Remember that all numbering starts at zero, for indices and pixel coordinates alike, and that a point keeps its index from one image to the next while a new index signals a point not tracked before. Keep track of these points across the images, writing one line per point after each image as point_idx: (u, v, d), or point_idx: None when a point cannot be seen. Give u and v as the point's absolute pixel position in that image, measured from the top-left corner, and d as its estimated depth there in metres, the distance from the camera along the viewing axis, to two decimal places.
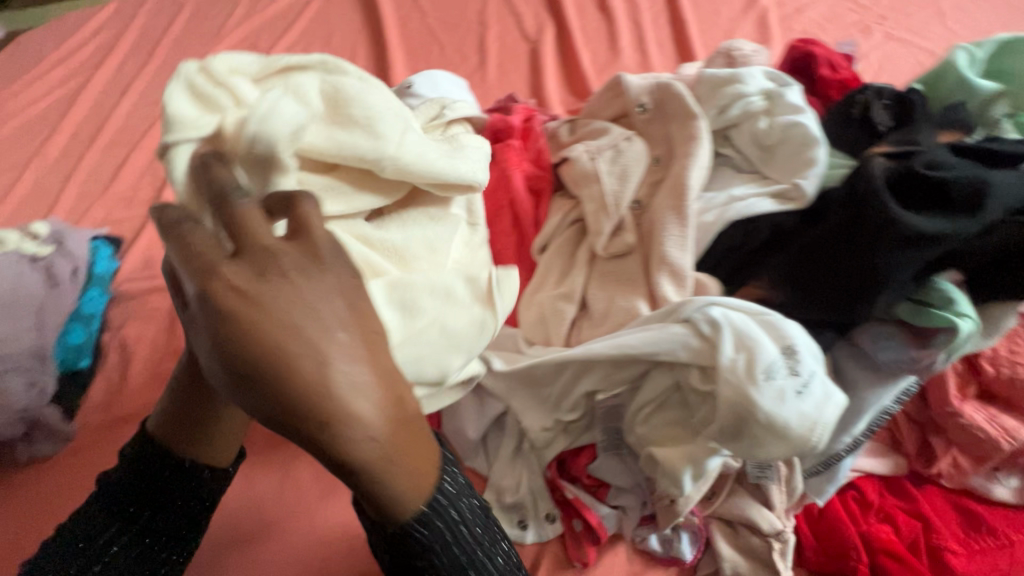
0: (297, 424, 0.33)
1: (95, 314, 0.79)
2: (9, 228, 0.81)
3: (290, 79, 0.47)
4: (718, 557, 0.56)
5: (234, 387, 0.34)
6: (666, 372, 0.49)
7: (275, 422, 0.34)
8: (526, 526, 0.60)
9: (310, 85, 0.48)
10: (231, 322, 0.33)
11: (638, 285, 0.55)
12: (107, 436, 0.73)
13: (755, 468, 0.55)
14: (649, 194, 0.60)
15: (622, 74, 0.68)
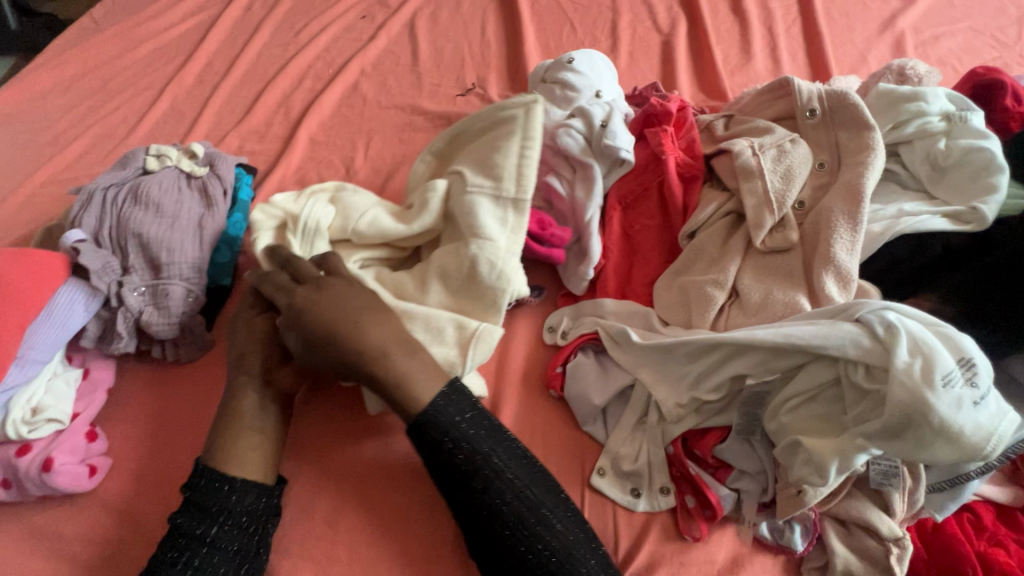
0: (371, 365, 0.55)
1: (237, 238, 0.84)
2: (170, 145, 0.88)
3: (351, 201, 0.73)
4: (830, 552, 0.58)
5: (342, 368, 0.57)
6: (826, 366, 0.52)
7: (361, 374, 0.56)
8: (639, 495, 0.62)
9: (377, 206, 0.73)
10: (328, 313, 0.56)
11: (798, 281, 0.58)
12: None
13: (880, 474, 0.57)
14: (813, 197, 0.62)
15: (791, 77, 0.69)
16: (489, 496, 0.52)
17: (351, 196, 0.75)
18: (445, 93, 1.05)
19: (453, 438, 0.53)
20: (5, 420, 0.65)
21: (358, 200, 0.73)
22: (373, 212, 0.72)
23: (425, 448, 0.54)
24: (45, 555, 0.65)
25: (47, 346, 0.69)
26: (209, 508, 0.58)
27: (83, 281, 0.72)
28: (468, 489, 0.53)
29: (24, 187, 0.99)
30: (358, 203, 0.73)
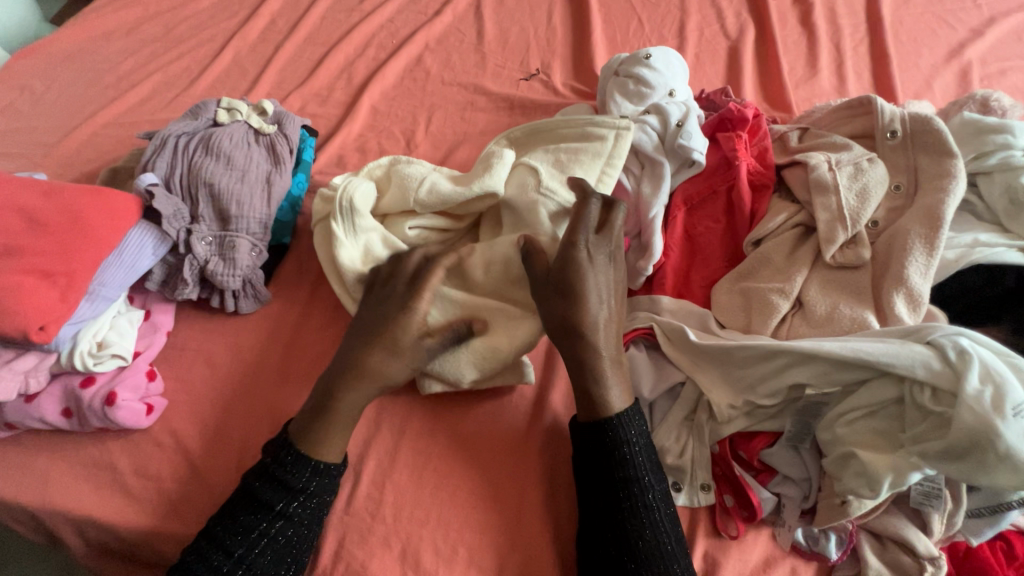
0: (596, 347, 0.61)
1: (298, 199, 0.87)
2: (241, 100, 0.89)
3: (405, 170, 0.76)
4: (863, 563, 0.59)
5: (562, 336, 0.62)
6: (891, 384, 0.53)
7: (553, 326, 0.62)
8: (679, 489, 0.64)
9: (432, 174, 0.75)
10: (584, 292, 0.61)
11: (865, 298, 0.59)
12: (296, 307, 0.80)
13: (920, 494, 0.59)
14: (887, 218, 0.63)
15: (873, 96, 0.69)
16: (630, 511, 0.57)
17: (398, 165, 0.77)
18: (508, 75, 1.06)
19: (632, 457, 0.59)
20: (73, 351, 0.67)
21: (413, 170, 0.75)
22: (430, 180, 0.73)
23: (597, 451, 0.59)
24: (98, 483, 0.68)
25: (117, 284, 0.71)
26: (292, 484, 0.58)
27: (152, 226, 0.74)
28: (617, 503, 0.57)
29: (87, 126, 1.00)
30: (414, 173, 0.75)
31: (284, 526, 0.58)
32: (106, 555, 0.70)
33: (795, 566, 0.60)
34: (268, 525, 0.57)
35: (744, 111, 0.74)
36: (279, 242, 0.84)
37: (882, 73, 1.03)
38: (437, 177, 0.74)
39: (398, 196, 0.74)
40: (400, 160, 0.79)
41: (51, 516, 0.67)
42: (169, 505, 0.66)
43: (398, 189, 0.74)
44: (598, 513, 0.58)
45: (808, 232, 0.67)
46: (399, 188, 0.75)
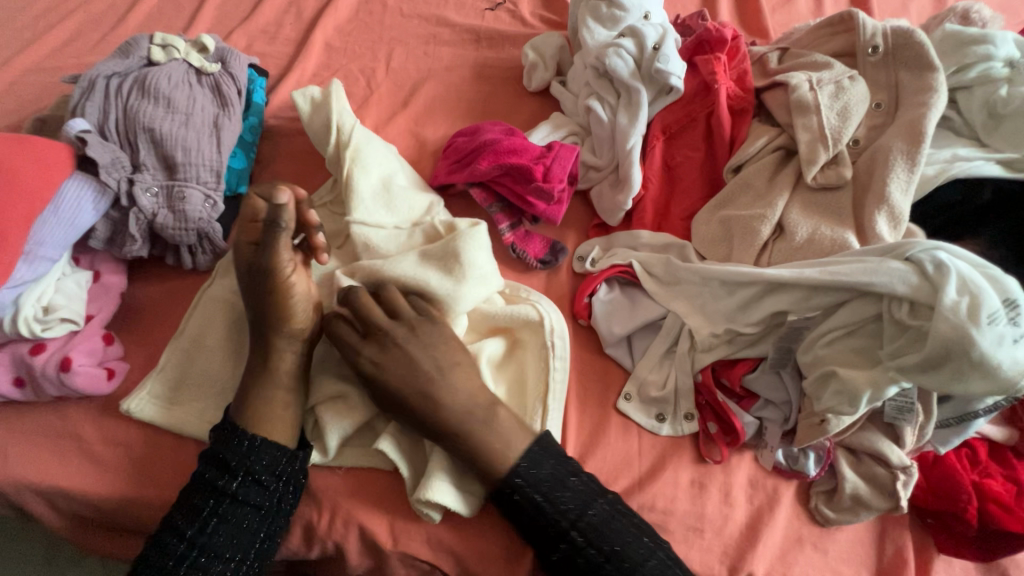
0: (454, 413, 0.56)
1: (252, 144, 0.81)
2: (178, 36, 0.81)
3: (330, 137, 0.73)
4: (840, 477, 0.61)
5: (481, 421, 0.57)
6: (870, 302, 0.54)
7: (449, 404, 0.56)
8: (663, 420, 0.64)
9: (342, 127, 0.72)
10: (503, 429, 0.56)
11: (846, 219, 0.59)
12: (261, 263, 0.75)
13: (893, 409, 0.60)
14: (868, 136, 0.62)
15: (855, 11, 0.66)
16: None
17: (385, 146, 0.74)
18: (472, 6, 0.98)
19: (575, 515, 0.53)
20: (17, 317, 0.62)
21: (337, 129, 0.72)
22: (344, 133, 0.71)
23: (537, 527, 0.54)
24: (62, 452, 0.64)
25: (56, 243, 0.65)
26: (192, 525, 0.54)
27: (91, 177, 0.67)
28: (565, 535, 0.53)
29: (5, 74, 0.90)
30: (336, 135, 0.71)
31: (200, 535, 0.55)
32: (81, 524, 0.67)
33: (775, 486, 0.62)
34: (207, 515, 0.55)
35: (722, 30, 0.71)
36: (235, 192, 0.77)
37: None
38: (334, 141, 0.72)
39: (339, 187, 0.74)
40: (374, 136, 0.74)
41: (16, 489, 0.64)
42: (140, 469, 0.63)
43: (337, 156, 0.72)
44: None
45: (789, 155, 0.66)
46: (332, 155, 0.72)
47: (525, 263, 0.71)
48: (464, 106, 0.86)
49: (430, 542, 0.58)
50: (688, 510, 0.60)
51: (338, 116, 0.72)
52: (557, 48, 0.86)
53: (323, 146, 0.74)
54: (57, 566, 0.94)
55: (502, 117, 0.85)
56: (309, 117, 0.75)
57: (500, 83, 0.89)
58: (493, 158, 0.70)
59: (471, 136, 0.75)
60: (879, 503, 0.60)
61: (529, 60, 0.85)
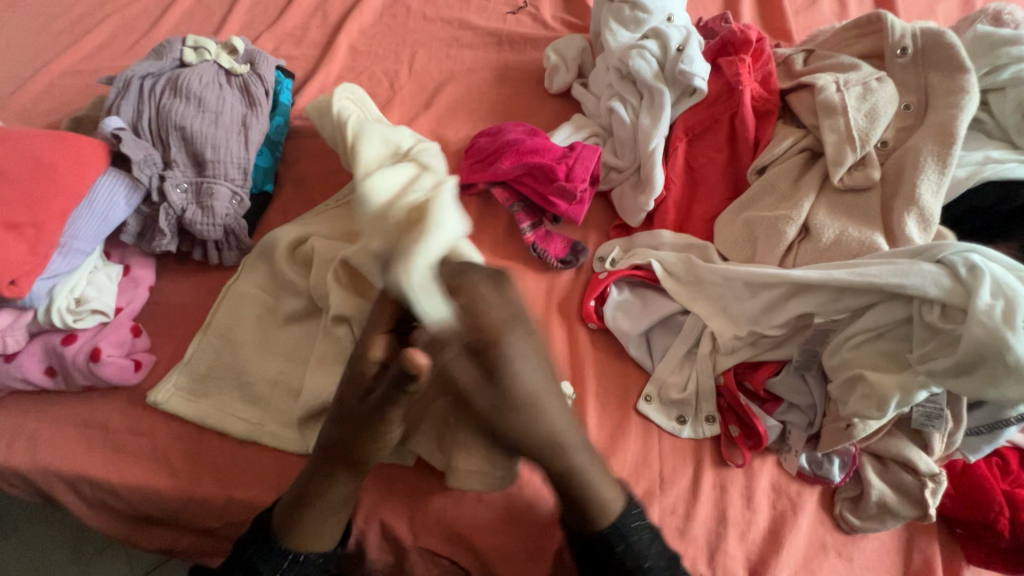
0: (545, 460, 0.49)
1: (279, 143, 0.82)
2: (208, 38, 0.83)
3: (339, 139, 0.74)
4: (866, 484, 0.60)
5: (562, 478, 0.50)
6: (899, 305, 0.53)
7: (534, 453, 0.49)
8: (684, 422, 0.64)
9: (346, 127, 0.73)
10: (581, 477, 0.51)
11: (874, 221, 0.58)
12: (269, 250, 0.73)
13: (922, 415, 0.59)
14: (897, 138, 0.61)
15: (882, 12, 0.66)
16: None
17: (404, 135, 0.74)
18: (494, 9, 0.99)
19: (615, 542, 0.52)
20: (50, 308, 0.64)
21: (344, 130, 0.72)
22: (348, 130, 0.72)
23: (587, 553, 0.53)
24: (91, 443, 0.66)
25: (89, 237, 0.67)
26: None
27: (123, 173, 0.69)
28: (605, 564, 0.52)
29: (42, 75, 0.93)
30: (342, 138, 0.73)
31: None
32: (108, 515, 0.69)
33: (799, 491, 0.61)
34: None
35: (746, 32, 0.71)
36: (261, 190, 0.79)
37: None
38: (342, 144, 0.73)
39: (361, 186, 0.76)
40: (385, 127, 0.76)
41: (46, 477, 0.65)
42: (166, 461, 0.64)
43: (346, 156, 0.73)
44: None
45: (815, 157, 0.65)
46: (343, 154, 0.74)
47: (546, 263, 0.71)
48: (486, 108, 0.87)
49: (451, 539, 0.59)
50: (709, 513, 0.59)
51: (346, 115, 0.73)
52: (580, 50, 0.86)
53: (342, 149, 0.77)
54: (81, 557, 0.96)
55: (523, 119, 0.85)
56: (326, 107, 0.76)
57: (522, 85, 0.89)
58: (515, 158, 0.70)
59: (494, 136, 0.75)
60: (907, 510, 0.58)
61: (551, 63, 0.86)
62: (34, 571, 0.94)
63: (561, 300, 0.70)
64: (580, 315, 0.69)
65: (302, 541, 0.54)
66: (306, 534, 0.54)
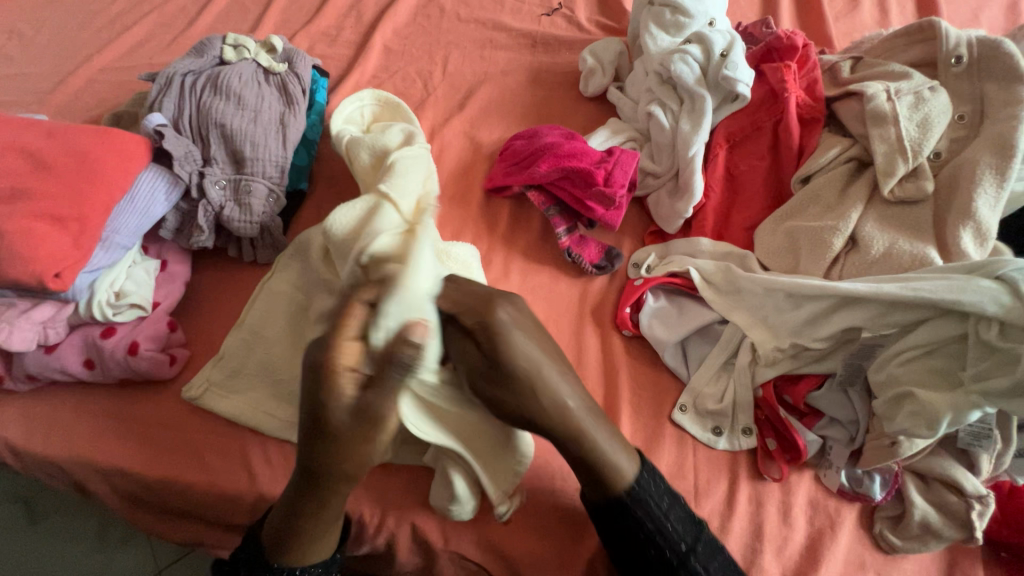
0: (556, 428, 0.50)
1: (314, 142, 0.83)
2: (248, 37, 0.84)
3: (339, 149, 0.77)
4: (908, 503, 0.58)
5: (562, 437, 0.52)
6: (953, 321, 0.51)
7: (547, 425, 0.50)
8: (720, 433, 0.62)
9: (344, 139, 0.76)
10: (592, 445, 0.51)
11: (926, 234, 0.57)
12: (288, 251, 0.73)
13: (968, 434, 0.57)
14: (950, 149, 0.60)
15: (935, 19, 0.64)
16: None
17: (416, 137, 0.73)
18: (529, 11, 0.99)
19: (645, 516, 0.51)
20: (91, 301, 0.65)
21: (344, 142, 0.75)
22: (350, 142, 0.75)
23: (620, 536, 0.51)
24: (125, 435, 0.66)
25: (130, 232, 0.67)
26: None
27: (164, 169, 0.70)
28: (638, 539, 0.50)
29: (83, 70, 0.94)
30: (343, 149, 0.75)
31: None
32: (139, 506, 0.69)
33: (837, 508, 0.59)
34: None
35: (793, 39, 0.69)
36: (296, 188, 0.79)
37: (926, 3, 0.96)
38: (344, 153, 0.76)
39: None
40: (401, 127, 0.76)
41: (81, 468, 0.66)
42: (198, 456, 0.65)
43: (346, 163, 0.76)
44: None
45: (862, 167, 0.64)
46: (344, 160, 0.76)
47: (580, 267, 0.71)
48: (520, 110, 0.87)
49: (480, 545, 0.58)
50: (745, 527, 0.58)
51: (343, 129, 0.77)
52: (616, 54, 0.85)
53: None
54: (106, 546, 0.97)
55: (557, 122, 0.85)
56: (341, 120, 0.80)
57: (556, 88, 0.89)
58: (554, 162, 0.70)
59: (529, 138, 0.75)
60: (951, 532, 0.57)
61: (587, 66, 0.85)
62: (60, 558, 0.96)
63: (594, 306, 0.69)
64: (613, 322, 0.68)
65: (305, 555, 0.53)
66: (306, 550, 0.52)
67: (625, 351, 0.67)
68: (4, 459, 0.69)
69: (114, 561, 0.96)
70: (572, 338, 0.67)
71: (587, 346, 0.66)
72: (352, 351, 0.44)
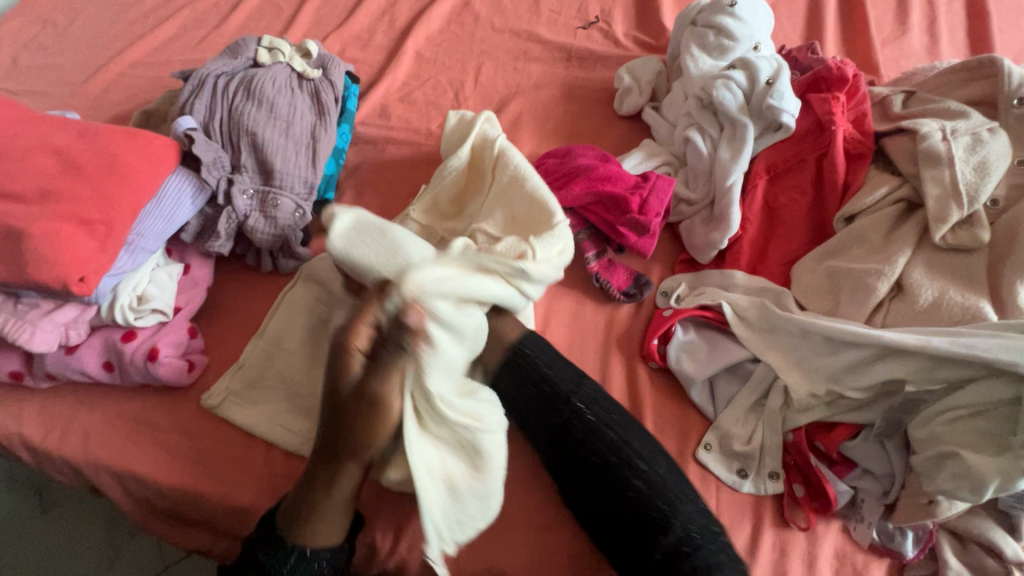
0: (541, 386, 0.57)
1: (342, 150, 0.82)
2: (283, 40, 0.83)
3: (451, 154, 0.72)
4: (943, 564, 0.55)
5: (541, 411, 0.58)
6: (1006, 383, 0.49)
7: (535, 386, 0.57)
8: (745, 475, 0.60)
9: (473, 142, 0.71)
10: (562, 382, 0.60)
11: (978, 285, 0.54)
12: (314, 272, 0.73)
13: (1012, 497, 0.54)
14: (1008, 196, 0.57)
15: (997, 56, 0.61)
16: (625, 481, 0.52)
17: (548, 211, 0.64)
18: (565, 23, 0.97)
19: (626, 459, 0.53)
20: (114, 304, 0.64)
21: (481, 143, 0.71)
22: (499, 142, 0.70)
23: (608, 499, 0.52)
24: (140, 439, 0.65)
25: (156, 236, 0.67)
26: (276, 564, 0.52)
27: (191, 173, 0.69)
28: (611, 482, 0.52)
29: (115, 64, 0.94)
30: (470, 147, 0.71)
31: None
32: (150, 511, 0.69)
33: (867, 562, 0.56)
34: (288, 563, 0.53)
35: (843, 69, 0.67)
36: (323, 196, 0.78)
37: (978, 33, 0.92)
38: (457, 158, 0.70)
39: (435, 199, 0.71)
40: (523, 164, 0.68)
41: (94, 470, 0.65)
42: (210, 464, 0.64)
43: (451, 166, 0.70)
44: (594, 495, 0.53)
45: (910, 208, 0.61)
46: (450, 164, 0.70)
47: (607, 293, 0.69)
48: (552, 126, 0.85)
49: None
50: None
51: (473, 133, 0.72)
52: (654, 73, 0.83)
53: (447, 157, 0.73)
54: (115, 539, 0.97)
55: (590, 140, 0.83)
56: (449, 132, 0.74)
57: (589, 104, 0.87)
58: (587, 184, 0.68)
59: (563, 158, 0.73)
60: None
61: (623, 84, 0.83)
62: (69, 547, 0.96)
63: (620, 333, 0.67)
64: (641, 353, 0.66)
65: (312, 536, 0.53)
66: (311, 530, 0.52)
67: (651, 383, 0.65)
68: (19, 455, 0.69)
69: (121, 555, 0.96)
70: (596, 367, 0.65)
71: (611, 376, 0.64)
72: (367, 339, 0.49)
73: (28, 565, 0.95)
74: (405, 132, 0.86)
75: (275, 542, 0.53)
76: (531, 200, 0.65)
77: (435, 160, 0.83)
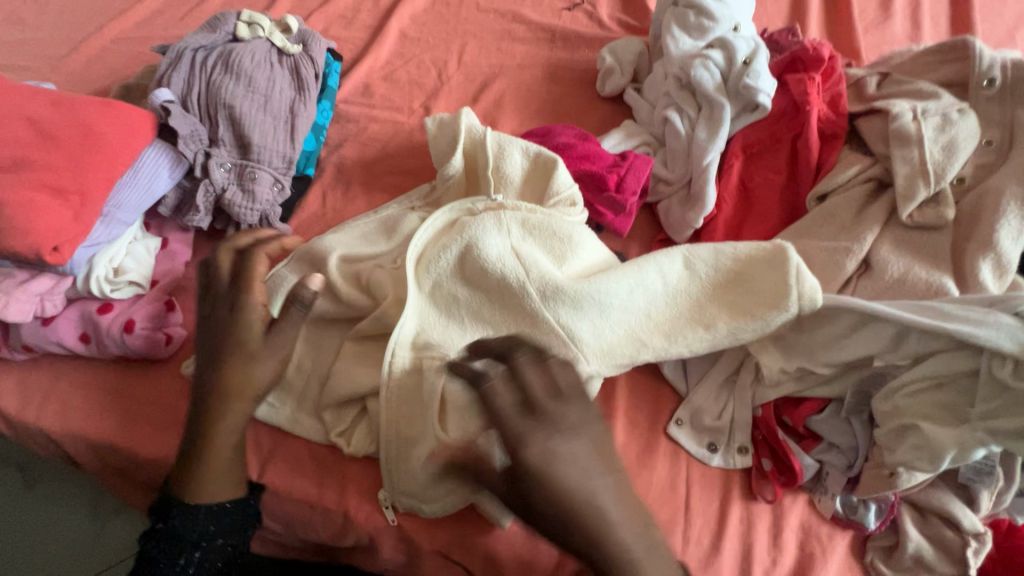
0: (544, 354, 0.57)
1: (323, 127, 0.82)
2: (263, 15, 0.82)
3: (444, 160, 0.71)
4: (903, 536, 0.57)
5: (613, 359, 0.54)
6: (967, 356, 0.50)
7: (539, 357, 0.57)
8: (715, 450, 0.61)
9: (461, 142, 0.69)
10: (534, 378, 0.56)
11: (943, 262, 0.55)
12: None
13: (970, 470, 0.56)
14: (975, 174, 0.58)
15: (970, 38, 0.62)
16: None
17: (554, 182, 0.65)
18: (550, 4, 0.96)
19: None
20: (89, 276, 0.64)
21: (472, 141, 0.70)
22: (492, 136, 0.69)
23: None
24: (115, 411, 0.66)
25: (132, 207, 0.67)
26: (187, 540, 0.54)
27: (169, 146, 0.69)
28: None
29: (95, 39, 0.93)
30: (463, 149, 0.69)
31: (205, 549, 0.55)
32: (127, 482, 0.69)
33: (830, 534, 0.57)
34: (199, 537, 0.54)
35: (819, 50, 0.68)
36: (302, 173, 0.78)
37: (959, 20, 0.93)
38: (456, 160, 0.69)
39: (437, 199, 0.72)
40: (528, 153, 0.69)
41: (70, 441, 0.66)
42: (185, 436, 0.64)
43: (452, 169, 0.69)
44: None
45: (881, 188, 0.62)
46: (452, 167, 0.69)
47: None
48: (535, 106, 0.85)
49: (463, 546, 0.57)
50: (733, 550, 0.56)
51: (464, 129, 0.70)
52: (636, 54, 0.83)
53: (437, 154, 0.72)
54: (98, 516, 0.98)
55: (571, 120, 0.83)
56: (432, 141, 0.72)
57: (572, 85, 0.87)
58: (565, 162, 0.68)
59: (542, 136, 0.74)
60: (946, 569, 0.56)
61: (606, 65, 0.83)
62: (54, 522, 0.97)
63: None
64: None
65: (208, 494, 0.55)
66: (205, 485, 0.55)
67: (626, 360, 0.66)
68: None
69: (109, 530, 0.98)
70: None
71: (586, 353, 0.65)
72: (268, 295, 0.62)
73: (14, 539, 0.96)
74: (387, 111, 0.85)
75: (173, 514, 0.54)
76: (543, 177, 0.67)
77: (416, 138, 0.83)
